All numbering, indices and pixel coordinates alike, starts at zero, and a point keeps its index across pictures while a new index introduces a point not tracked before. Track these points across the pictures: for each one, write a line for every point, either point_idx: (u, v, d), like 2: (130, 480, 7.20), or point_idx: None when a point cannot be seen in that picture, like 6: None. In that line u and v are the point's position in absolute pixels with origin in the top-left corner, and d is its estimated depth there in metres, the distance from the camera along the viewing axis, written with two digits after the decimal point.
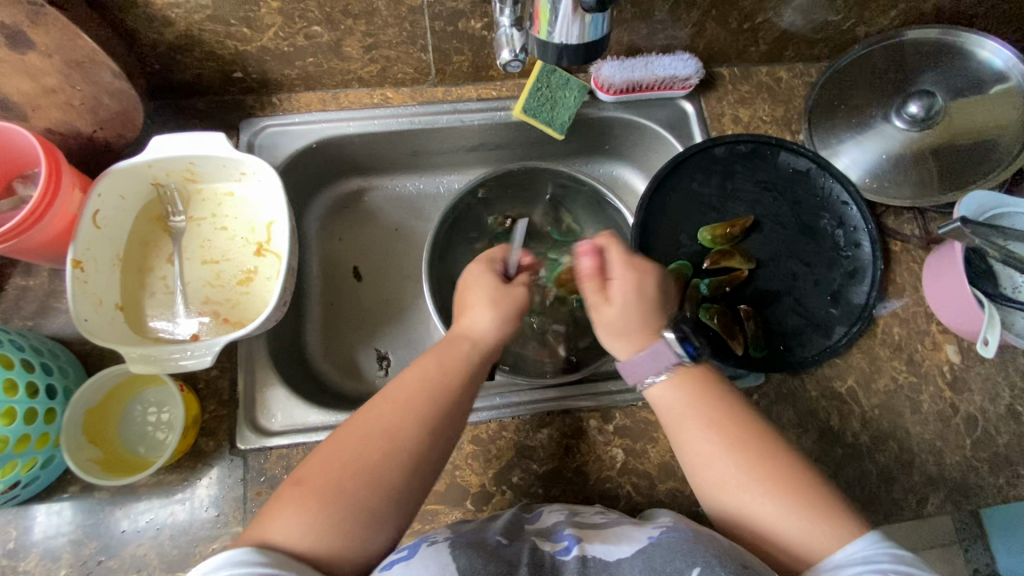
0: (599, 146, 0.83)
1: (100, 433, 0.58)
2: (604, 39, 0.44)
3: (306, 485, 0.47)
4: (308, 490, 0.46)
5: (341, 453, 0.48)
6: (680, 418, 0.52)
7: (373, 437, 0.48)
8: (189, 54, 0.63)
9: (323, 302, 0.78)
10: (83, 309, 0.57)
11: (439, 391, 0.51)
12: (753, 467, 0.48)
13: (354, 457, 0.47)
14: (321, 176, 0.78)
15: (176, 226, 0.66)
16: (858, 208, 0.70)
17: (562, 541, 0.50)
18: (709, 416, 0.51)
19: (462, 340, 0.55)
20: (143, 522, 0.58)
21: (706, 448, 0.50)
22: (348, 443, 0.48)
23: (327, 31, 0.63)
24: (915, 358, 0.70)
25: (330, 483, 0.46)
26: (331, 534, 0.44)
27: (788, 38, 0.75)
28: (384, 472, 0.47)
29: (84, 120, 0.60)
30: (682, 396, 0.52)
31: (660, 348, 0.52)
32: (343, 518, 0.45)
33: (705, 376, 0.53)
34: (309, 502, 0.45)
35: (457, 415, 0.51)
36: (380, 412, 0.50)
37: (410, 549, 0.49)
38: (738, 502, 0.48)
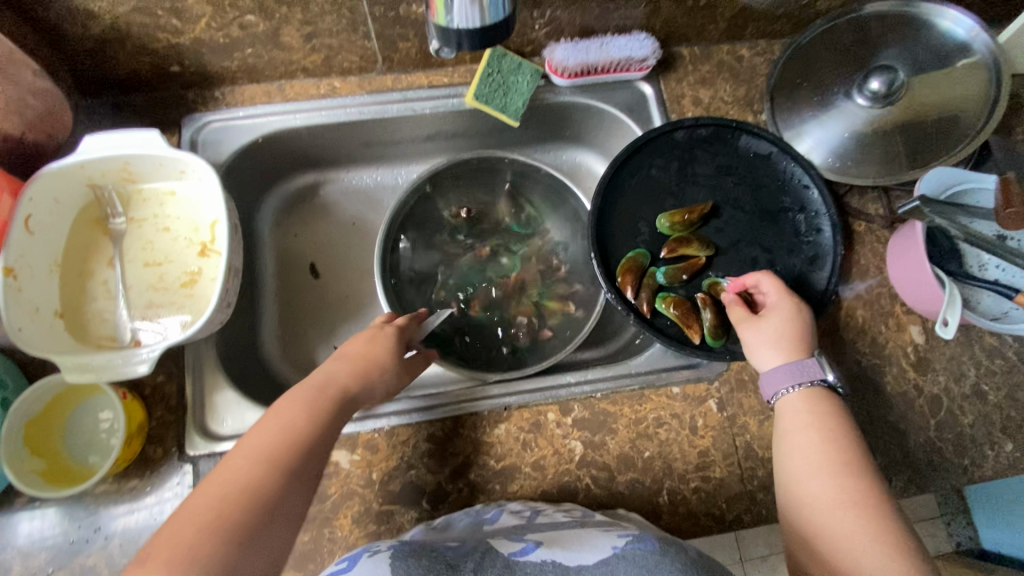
0: (558, 132, 0.81)
1: (43, 444, 0.57)
2: (506, 20, 0.43)
3: (168, 531, 0.40)
4: (164, 536, 0.40)
5: (223, 472, 0.44)
6: (794, 436, 0.54)
7: (254, 450, 0.46)
8: (118, 48, 0.60)
9: (279, 301, 0.76)
10: (16, 318, 0.55)
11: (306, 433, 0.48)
12: (845, 490, 0.49)
13: (236, 476, 0.43)
14: (272, 171, 0.76)
15: (116, 228, 0.64)
16: (819, 191, 0.69)
17: (520, 543, 0.49)
18: (830, 434, 0.53)
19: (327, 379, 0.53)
20: (91, 532, 0.57)
21: (801, 469, 0.52)
22: (229, 464, 0.45)
23: (261, 20, 0.61)
24: (879, 340, 0.70)
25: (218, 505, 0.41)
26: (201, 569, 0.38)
27: (747, 14, 0.73)
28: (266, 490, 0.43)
29: (9, 122, 0.58)
30: (815, 409, 0.55)
31: (808, 363, 0.57)
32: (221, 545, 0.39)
33: (810, 401, 0.56)
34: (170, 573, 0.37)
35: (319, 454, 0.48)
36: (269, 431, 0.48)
37: (350, 561, 0.49)
38: (817, 531, 0.49)
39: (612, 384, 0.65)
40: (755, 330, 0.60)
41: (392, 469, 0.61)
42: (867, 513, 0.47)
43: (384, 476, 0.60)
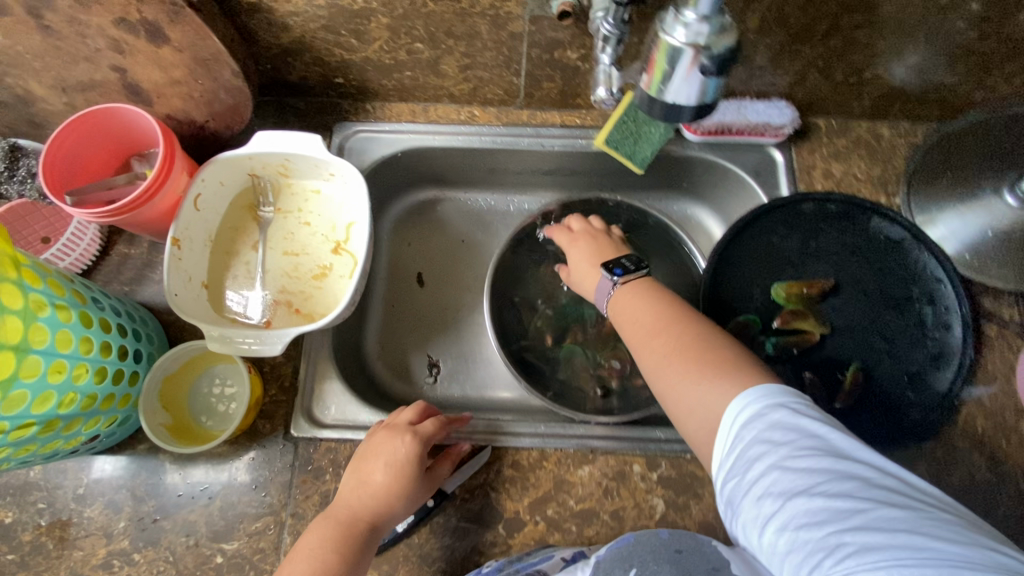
0: (677, 184, 0.81)
1: (172, 401, 0.63)
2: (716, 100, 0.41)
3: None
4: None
5: (302, 553, 0.53)
6: (660, 366, 0.53)
7: (327, 532, 0.55)
8: (299, 58, 0.67)
9: (385, 304, 0.80)
10: (175, 284, 0.61)
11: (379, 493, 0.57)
12: (675, 358, 0.52)
13: (315, 555, 0.53)
14: (401, 182, 0.81)
15: (264, 216, 0.70)
16: (954, 288, 0.65)
17: None
18: (675, 355, 0.52)
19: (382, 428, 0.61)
20: (197, 490, 0.62)
21: (691, 390, 0.49)
22: (306, 542, 0.54)
23: (428, 49, 0.65)
24: (999, 456, 0.65)
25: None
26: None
27: (896, 95, 0.71)
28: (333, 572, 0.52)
29: (200, 110, 0.65)
30: (668, 319, 0.55)
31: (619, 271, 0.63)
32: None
33: (637, 294, 0.59)
34: None
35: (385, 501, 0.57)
36: (335, 514, 0.56)
37: None
38: (708, 431, 0.48)
39: None
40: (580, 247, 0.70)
41: (474, 487, 0.62)
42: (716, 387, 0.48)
43: (466, 493, 0.62)
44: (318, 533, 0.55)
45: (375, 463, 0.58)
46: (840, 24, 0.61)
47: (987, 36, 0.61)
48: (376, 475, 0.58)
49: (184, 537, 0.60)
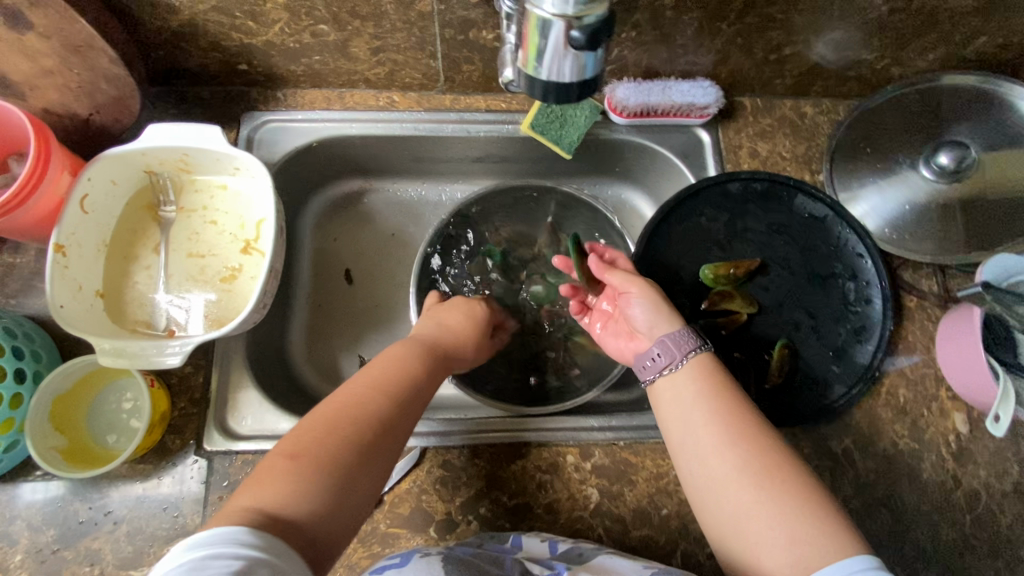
0: (609, 168, 0.80)
1: (66, 421, 0.57)
2: (598, 75, 0.40)
3: (281, 451, 0.44)
4: (283, 454, 0.44)
5: (318, 415, 0.47)
6: (697, 418, 0.52)
7: (351, 402, 0.49)
8: (193, 43, 0.62)
9: (311, 303, 0.76)
10: (59, 294, 0.56)
11: (389, 373, 0.53)
12: (747, 471, 0.48)
13: (336, 420, 0.47)
14: (322, 175, 0.77)
15: (167, 216, 0.65)
16: (873, 262, 0.67)
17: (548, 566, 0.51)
18: (720, 415, 0.52)
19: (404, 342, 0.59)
20: (102, 515, 0.57)
21: (707, 447, 0.51)
22: (330, 401, 0.49)
23: (333, 31, 0.61)
24: (919, 424, 0.66)
25: (321, 448, 0.44)
26: (306, 499, 0.41)
27: (816, 72, 0.72)
28: (362, 432, 0.47)
29: (81, 103, 0.59)
30: (708, 385, 0.54)
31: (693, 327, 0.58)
32: (323, 479, 0.43)
33: (698, 371, 0.55)
34: (308, 472, 0.43)
35: (416, 389, 0.53)
36: (358, 382, 0.51)
37: (402, 557, 0.50)
38: (715, 491, 0.49)
39: (636, 433, 0.63)
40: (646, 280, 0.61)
41: (403, 491, 0.60)
42: (769, 489, 0.47)
43: (394, 498, 0.59)
44: (339, 396, 0.49)
45: (392, 357, 0.56)
46: (754, 0, 0.59)
47: (897, 10, 0.61)
48: (380, 364, 0.54)
49: (88, 567, 0.56)
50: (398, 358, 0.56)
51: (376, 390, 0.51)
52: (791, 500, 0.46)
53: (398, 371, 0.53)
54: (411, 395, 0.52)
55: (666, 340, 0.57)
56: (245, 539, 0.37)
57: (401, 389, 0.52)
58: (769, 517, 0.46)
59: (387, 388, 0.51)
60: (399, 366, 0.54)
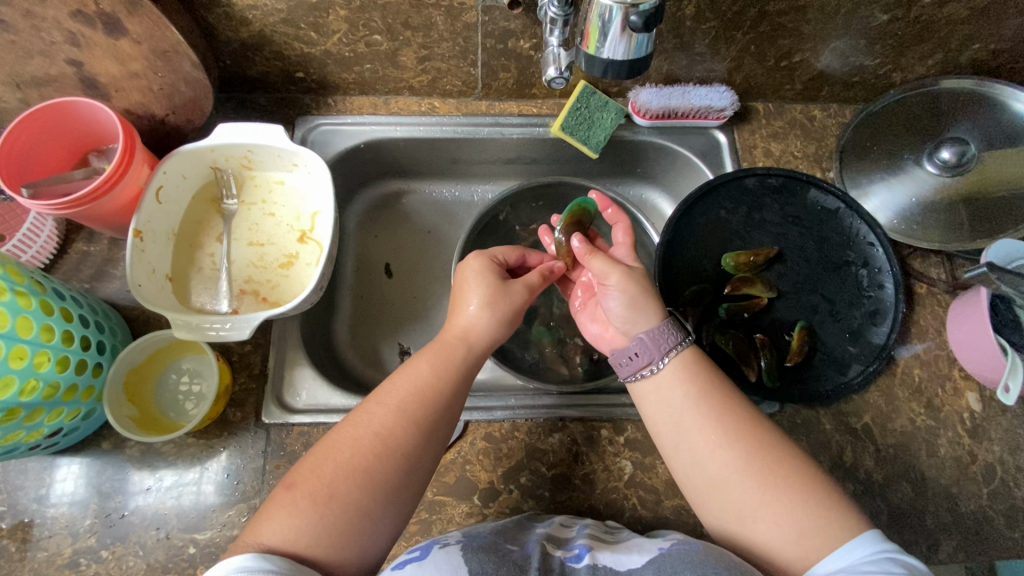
0: (631, 169, 0.86)
1: (138, 393, 0.62)
2: (648, 56, 0.47)
3: (301, 488, 0.49)
4: (302, 493, 0.48)
5: (334, 454, 0.51)
6: (690, 425, 0.54)
7: (367, 439, 0.51)
8: (259, 52, 0.68)
9: (354, 293, 0.81)
10: (137, 274, 0.61)
11: (430, 390, 0.55)
12: (746, 471, 0.50)
13: (351, 461, 0.50)
14: (366, 175, 0.83)
15: (229, 209, 0.71)
16: (884, 250, 0.71)
17: (574, 549, 0.52)
18: (710, 419, 0.53)
19: (453, 339, 0.60)
20: (167, 482, 0.61)
21: (708, 450, 0.52)
22: (345, 438, 0.52)
23: (386, 41, 0.68)
24: (934, 402, 0.70)
25: (334, 490, 0.48)
26: (332, 536, 0.47)
27: (824, 78, 0.78)
28: (380, 472, 0.50)
29: (159, 104, 0.66)
30: (706, 386, 0.55)
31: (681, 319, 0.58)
32: (344, 520, 0.48)
33: (700, 366, 0.56)
34: (301, 501, 0.48)
35: (450, 405, 0.56)
36: (375, 411, 0.53)
37: (422, 551, 0.52)
38: (714, 492, 0.52)
39: None
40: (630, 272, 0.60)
41: (448, 461, 0.63)
42: (773, 485, 0.49)
43: (440, 468, 0.63)
44: (355, 429, 0.52)
45: (410, 377, 0.56)
46: (767, 11, 0.66)
47: (897, 19, 0.67)
48: (423, 368, 0.57)
49: (155, 531, 0.59)
50: (417, 377, 0.56)
51: (396, 418, 0.53)
52: (793, 493, 0.49)
53: (416, 395, 0.55)
54: (430, 419, 0.54)
55: (644, 339, 0.57)
56: (257, 565, 0.43)
57: (420, 414, 0.54)
58: (771, 511, 0.48)
59: (406, 415, 0.53)
60: (416, 388, 0.55)
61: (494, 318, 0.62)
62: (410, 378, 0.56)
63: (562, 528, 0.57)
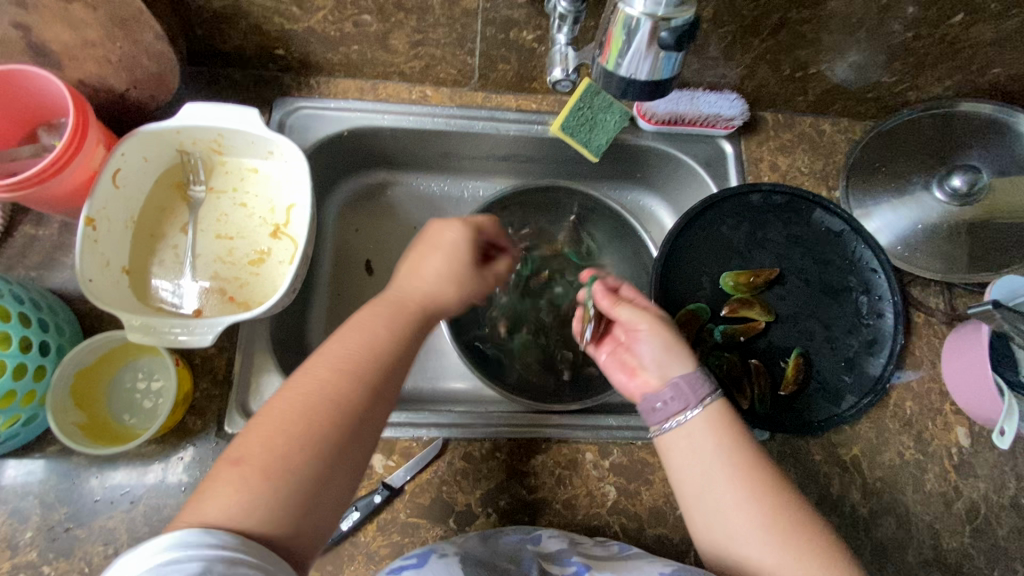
0: (631, 173, 0.82)
1: (87, 397, 0.57)
2: (673, 78, 0.43)
3: (238, 458, 0.41)
4: (240, 465, 0.41)
5: (273, 418, 0.43)
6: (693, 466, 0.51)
7: (307, 394, 0.44)
8: (234, 25, 0.62)
9: (331, 292, 0.76)
10: (89, 268, 0.56)
11: (373, 342, 0.49)
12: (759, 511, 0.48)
13: (294, 422, 0.43)
14: (349, 164, 0.77)
15: (195, 196, 0.65)
16: (886, 278, 0.68)
17: (571, 567, 0.50)
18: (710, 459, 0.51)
19: (393, 296, 0.54)
20: (118, 494, 0.56)
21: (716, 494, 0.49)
22: (285, 398, 0.44)
23: (376, 22, 0.62)
24: (924, 436, 0.68)
25: (275, 456, 0.41)
26: (279, 510, 0.40)
27: (837, 91, 0.74)
28: (329, 434, 0.43)
29: (119, 77, 0.59)
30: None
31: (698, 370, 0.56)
32: (291, 493, 0.41)
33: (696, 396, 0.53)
34: (232, 474, 0.40)
35: (393, 366, 0.49)
36: (314, 368, 0.46)
37: (419, 558, 0.49)
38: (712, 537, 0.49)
39: None
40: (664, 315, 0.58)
41: (424, 481, 0.60)
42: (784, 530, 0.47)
43: (415, 488, 0.59)
44: (296, 389, 0.45)
45: (352, 333, 0.49)
46: (789, 18, 0.62)
47: (922, 37, 0.63)
48: (367, 324, 0.51)
49: (102, 547, 0.55)
50: (362, 331, 0.49)
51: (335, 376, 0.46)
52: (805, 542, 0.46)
53: (364, 350, 0.48)
54: (381, 376, 0.47)
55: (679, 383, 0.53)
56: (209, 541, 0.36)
57: (368, 370, 0.47)
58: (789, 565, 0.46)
59: (349, 372, 0.46)
60: (362, 345, 0.48)
61: (443, 281, 0.56)
62: (355, 336, 0.49)
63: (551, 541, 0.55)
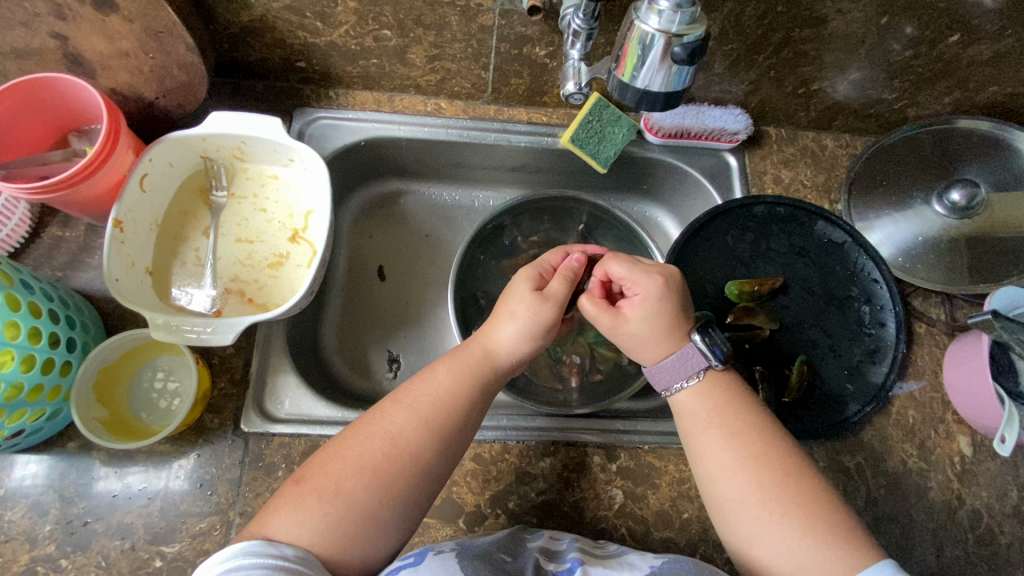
0: (638, 185, 0.84)
1: (108, 394, 0.59)
2: (684, 90, 0.46)
3: (308, 483, 0.47)
4: (309, 489, 0.46)
5: (344, 452, 0.49)
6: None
7: (381, 438, 0.49)
8: (259, 38, 0.65)
9: (344, 296, 0.78)
10: (115, 268, 0.58)
11: (448, 398, 0.53)
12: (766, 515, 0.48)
13: (363, 459, 0.48)
14: (364, 173, 0.80)
15: (217, 201, 0.68)
16: (888, 288, 0.70)
17: (565, 562, 0.51)
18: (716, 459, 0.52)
19: (478, 348, 0.57)
20: (135, 489, 0.57)
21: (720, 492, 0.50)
22: (358, 435, 0.50)
23: (395, 36, 0.65)
24: (927, 444, 0.69)
25: (347, 489, 0.46)
26: (337, 536, 0.45)
27: (839, 108, 0.76)
28: (392, 475, 0.48)
29: (149, 86, 0.62)
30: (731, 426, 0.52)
31: (688, 351, 0.55)
32: (347, 521, 0.45)
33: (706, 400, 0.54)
34: (306, 500, 0.46)
35: (466, 422, 0.53)
36: (392, 411, 0.51)
37: (416, 556, 0.49)
38: None
39: (660, 438, 0.66)
40: (625, 330, 0.57)
41: None
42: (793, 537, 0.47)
43: None
44: (373, 428, 0.50)
45: (430, 381, 0.54)
46: (792, 37, 0.64)
47: (920, 56, 0.66)
48: (441, 377, 0.54)
49: (119, 541, 0.56)
50: (438, 382, 0.54)
51: (414, 424, 0.50)
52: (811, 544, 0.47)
53: (436, 400, 0.52)
54: (451, 430, 0.52)
55: (659, 368, 0.56)
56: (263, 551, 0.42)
57: (438, 419, 0.51)
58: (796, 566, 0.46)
59: (428, 426, 0.51)
60: (435, 395, 0.53)
61: (521, 336, 0.58)
62: (430, 386, 0.53)
63: (552, 541, 0.55)
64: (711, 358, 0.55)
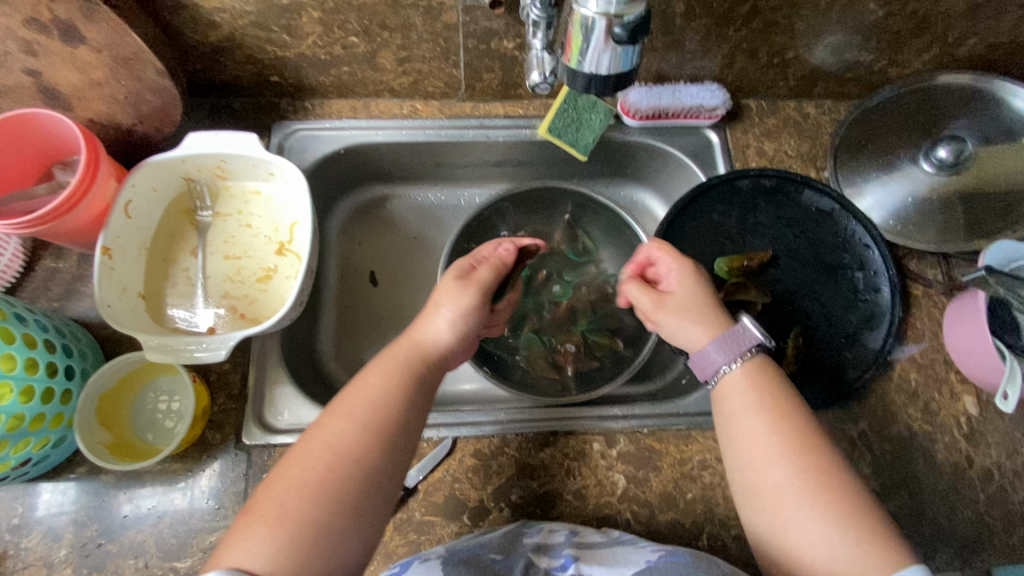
0: (622, 170, 0.84)
1: (111, 418, 0.60)
2: (633, 70, 0.46)
3: (253, 513, 0.45)
4: (255, 518, 0.44)
5: (285, 474, 0.47)
6: None
7: (319, 449, 0.48)
8: (230, 56, 0.65)
9: (337, 304, 0.79)
10: (106, 294, 0.59)
11: (384, 394, 0.52)
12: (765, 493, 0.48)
13: (303, 474, 0.46)
14: (347, 180, 0.80)
15: (203, 221, 0.69)
16: (880, 252, 0.69)
17: (559, 559, 0.51)
18: None
19: (407, 345, 0.58)
20: (145, 509, 0.59)
21: None
22: (296, 453, 0.48)
23: (363, 43, 0.65)
24: (931, 407, 0.68)
25: (295, 501, 0.45)
26: (292, 554, 0.42)
27: (818, 74, 0.75)
28: (336, 482, 0.46)
29: (125, 113, 0.63)
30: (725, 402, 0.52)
31: (740, 331, 0.54)
32: (298, 536, 0.43)
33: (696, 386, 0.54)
34: (253, 528, 0.44)
35: (407, 412, 0.52)
36: (326, 424, 0.50)
37: (403, 566, 0.51)
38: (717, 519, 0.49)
39: (659, 420, 0.66)
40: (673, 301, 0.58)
41: (436, 480, 0.62)
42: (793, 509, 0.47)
43: (428, 487, 0.61)
44: (310, 442, 0.48)
45: (362, 387, 0.53)
46: (760, 7, 0.63)
47: (893, 15, 0.65)
48: (371, 380, 0.53)
49: (133, 560, 0.57)
50: (368, 386, 0.53)
51: (349, 429, 0.49)
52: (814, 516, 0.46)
53: (370, 400, 0.51)
54: (392, 425, 0.50)
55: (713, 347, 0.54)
56: None
57: (375, 420, 0.50)
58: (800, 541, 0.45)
59: (366, 426, 0.49)
60: (372, 397, 0.51)
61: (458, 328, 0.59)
62: (362, 391, 0.53)
63: (550, 533, 0.55)
64: (765, 337, 0.54)
